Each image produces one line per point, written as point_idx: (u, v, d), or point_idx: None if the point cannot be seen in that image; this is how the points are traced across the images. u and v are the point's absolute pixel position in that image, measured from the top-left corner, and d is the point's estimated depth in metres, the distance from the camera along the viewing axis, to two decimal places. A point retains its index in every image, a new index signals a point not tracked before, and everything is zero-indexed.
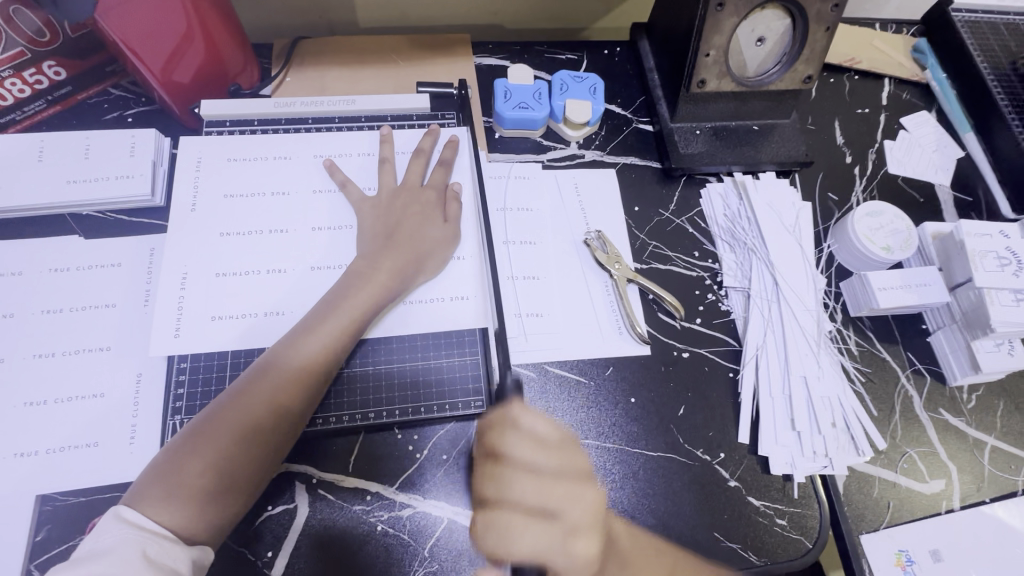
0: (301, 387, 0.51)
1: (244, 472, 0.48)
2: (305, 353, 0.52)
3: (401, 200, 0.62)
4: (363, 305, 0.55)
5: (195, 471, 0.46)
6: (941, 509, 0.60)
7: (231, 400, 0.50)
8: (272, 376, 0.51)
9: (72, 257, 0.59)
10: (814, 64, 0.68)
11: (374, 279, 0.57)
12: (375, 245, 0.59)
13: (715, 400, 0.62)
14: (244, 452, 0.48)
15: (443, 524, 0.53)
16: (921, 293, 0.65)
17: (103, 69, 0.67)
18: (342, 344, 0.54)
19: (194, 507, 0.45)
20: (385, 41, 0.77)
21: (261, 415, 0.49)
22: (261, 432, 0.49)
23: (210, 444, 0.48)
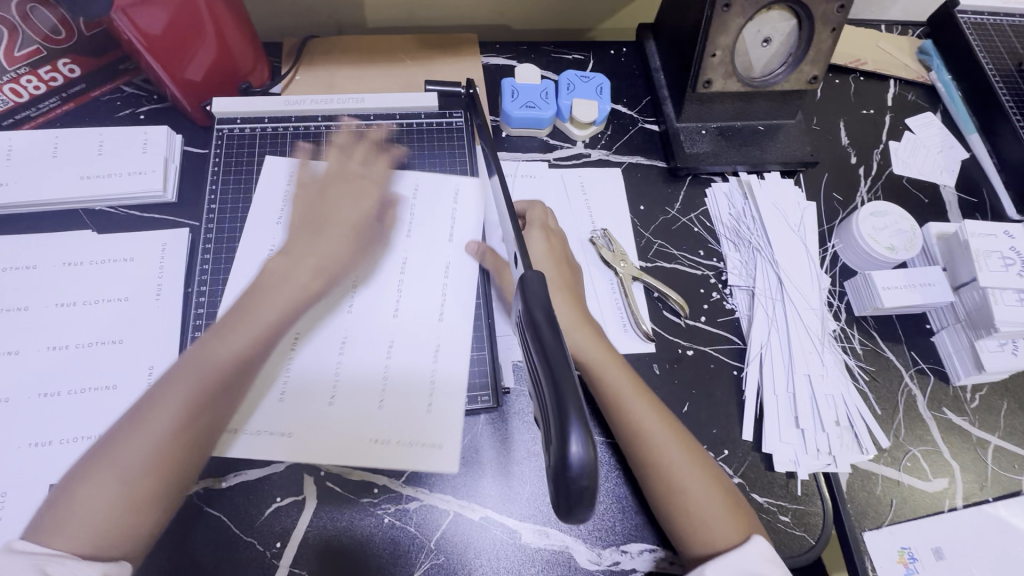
0: (204, 397, 0.49)
1: (147, 487, 0.46)
2: (207, 362, 0.50)
3: (401, 206, 0.64)
4: (265, 311, 0.54)
5: (93, 492, 0.45)
6: (944, 508, 0.60)
7: (134, 415, 0.48)
8: (175, 389, 0.49)
9: (85, 252, 0.60)
10: (819, 65, 0.69)
11: (286, 284, 0.56)
12: (297, 241, 0.58)
13: (719, 397, 0.62)
14: (147, 467, 0.46)
15: (449, 517, 0.54)
16: (925, 292, 0.66)
17: (116, 67, 0.68)
18: (225, 343, 0.52)
19: (95, 528, 0.44)
20: (394, 40, 0.77)
21: (162, 428, 0.47)
22: (163, 445, 0.47)
23: (121, 455, 0.46)
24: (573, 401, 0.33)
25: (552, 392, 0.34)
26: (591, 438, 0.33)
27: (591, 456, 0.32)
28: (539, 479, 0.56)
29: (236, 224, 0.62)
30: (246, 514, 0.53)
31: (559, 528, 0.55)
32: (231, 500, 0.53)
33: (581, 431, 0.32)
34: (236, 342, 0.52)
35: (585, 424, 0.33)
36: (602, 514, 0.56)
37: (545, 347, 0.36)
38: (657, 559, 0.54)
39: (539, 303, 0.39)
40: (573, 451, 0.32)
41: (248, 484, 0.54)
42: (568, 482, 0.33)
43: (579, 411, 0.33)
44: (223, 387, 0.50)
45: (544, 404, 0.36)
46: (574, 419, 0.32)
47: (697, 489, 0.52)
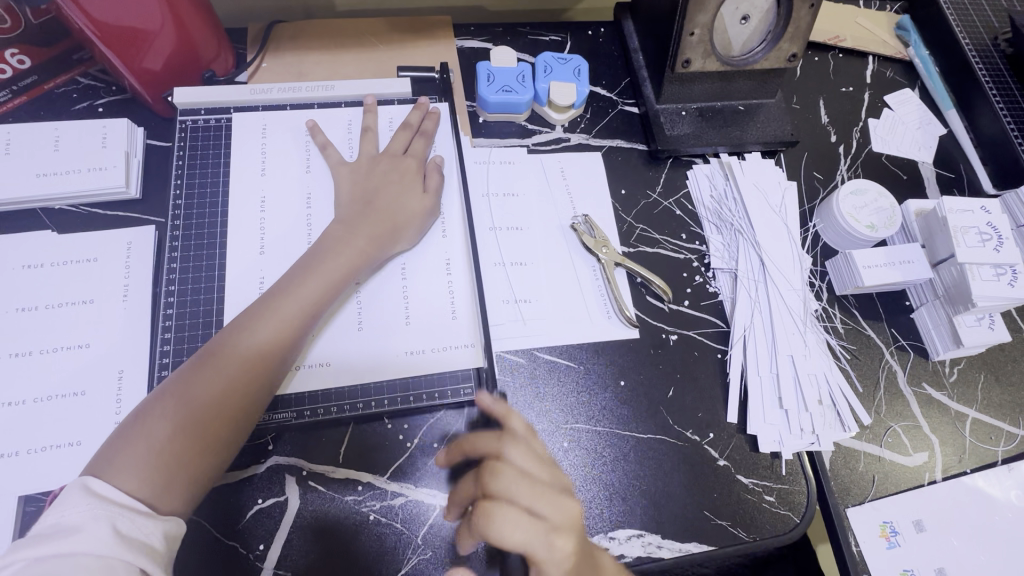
0: (274, 356, 0.50)
1: (217, 433, 0.46)
2: (276, 322, 0.51)
3: (378, 169, 0.61)
4: (332, 271, 0.54)
5: (163, 433, 0.44)
6: (924, 481, 0.61)
7: (203, 365, 0.48)
8: (244, 342, 0.49)
9: (45, 252, 0.57)
10: (799, 41, 0.67)
11: (350, 249, 0.55)
12: (352, 211, 0.58)
13: (703, 380, 0.62)
14: (218, 413, 0.46)
15: (435, 512, 0.54)
16: (905, 270, 0.66)
17: (70, 57, 0.65)
18: (296, 309, 0.52)
19: (163, 467, 0.43)
20: (363, 25, 0.75)
21: (233, 380, 0.47)
22: (230, 395, 0.47)
23: (178, 408, 0.45)
24: None
25: None
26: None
27: None
28: None
29: (204, 220, 0.60)
30: (227, 518, 0.52)
31: None
32: (209, 506, 0.51)
33: None
34: (302, 307, 0.52)
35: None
36: (590, 500, 0.56)
37: None
38: (646, 543, 0.55)
39: None
40: None
41: (225, 488, 0.52)
42: None
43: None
44: (296, 345, 0.51)
45: None
46: None
47: None
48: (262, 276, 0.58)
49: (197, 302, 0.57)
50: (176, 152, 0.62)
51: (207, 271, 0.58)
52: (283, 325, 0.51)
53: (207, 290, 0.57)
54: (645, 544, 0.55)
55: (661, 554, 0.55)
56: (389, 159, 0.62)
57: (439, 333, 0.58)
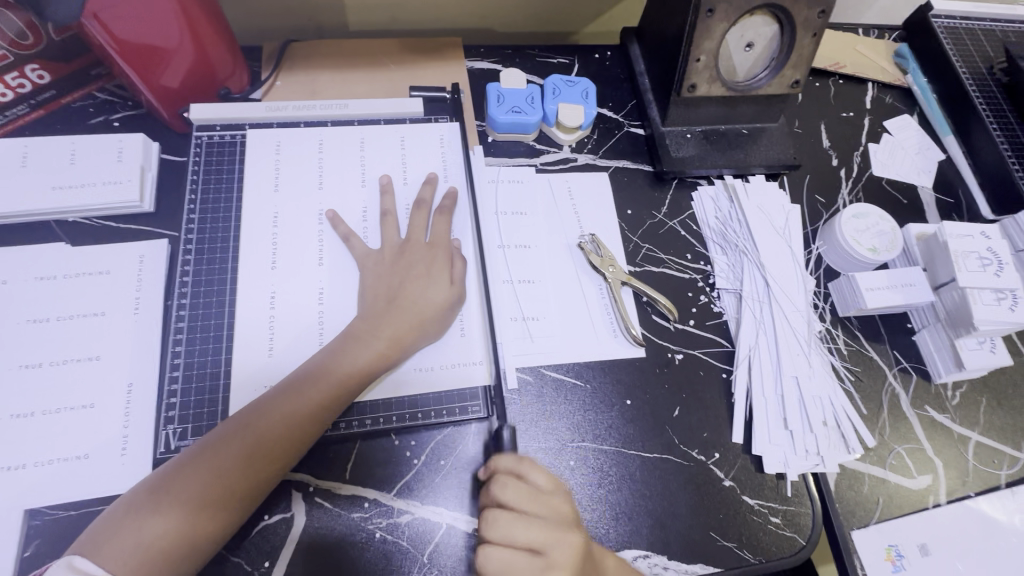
0: (274, 456, 0.49)
1: (205, 527, 0.46)
2: (285, 419, 0.50)
3: (403, 257, 0.60)
4: (348, 372, 0.53)
5: (149, 533, 0.45)
6: (928, 504, 0.61)
7: (208, 456, 0.48)
8: (239, 446, 0.49)
9: (57, 264, 0.58)
10: (801, 69, 0.69)
11: (369, 350, 0.54)
12: (375, 307, 0.56)
13: (708, 401, 0.63)
14: (205, 517, 0.46)
15: (442, 530, 0.53)
16: (907, 293, 0.67)
17: (88, 72, 0.66)
18: (306, 413, 0.51)
19: (146, 559, 0.44)
20: (376, 45, 0.76)
21: (227, 476, 0.48)
22: (223, 494, 0.47)
23: (172, 500, 0.46)
24: None
25: None
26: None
27: None
28: None
29: (217, 235, 0.60)
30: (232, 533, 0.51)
31: None
32: None
33: None
34: (316, 404, 0.51)
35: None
36: (596, 520, 0.56)
37: None
38: (651, 564, 0.54)
39: None
40: None
41: None
42: None
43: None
44: (299, 447, 0.51)
45: None
46: None
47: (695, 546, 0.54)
48: (274, 292, 0.58)
49: (208, 316, 0.57)
50: (190, 167, 0.63)
51: (219, 285, 0.58)
52: (291, 424, 0.50)
53: (218, 305, 0.58)
54: (651, 564, 0.54)
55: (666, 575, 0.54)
56: (416, 247, 0.60)
57: (449, 351, 0.59)
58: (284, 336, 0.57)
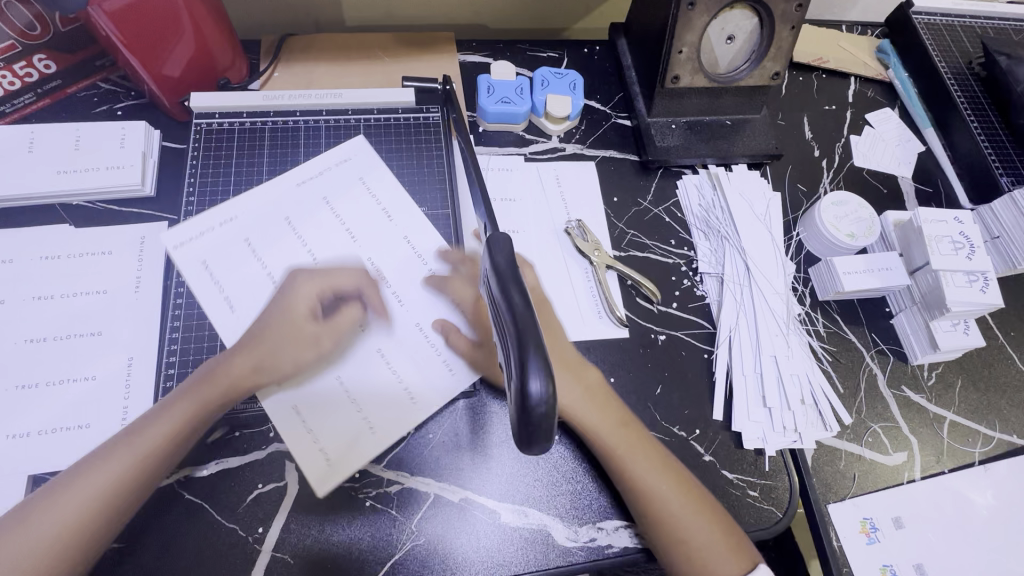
0: (173, 440, 0.49)
1: (96, 518, 0.45)
2: (183, 405, 0.50)
3: (345, 246, 0.60)
4: (244, 351, 0.52)
5: (38, 525, 0.44)
6: (903, 480, 0.63)
7: (109, 443, 0.48)
8: (127, 439, 0.48)
9: (62, 245, 0.60)
10: (781, 61, 0.72)
11: (279, 325, 0.53)
12: (299, 290, 0.54)
13: (690, 379, 0.65)
14: (94, 506, 0.45)
15: (430, 499, 0.55)
16: (884, 277, 0.69)
17: (93, 63, 0.69)
18: (199, 402, 0.51)
19: (38, 555, 0.43)
20: (372, 38, 0.79)
21: (126, 464, 0.47)
22: (120, 481, 0.47)
23: (61, 495, 0.45)
24: (535, 340, 0.34)
25: (517, 337, 0.34)
26: (551, 374, 0.33)
27: (552, 391, 0.33)
28: (517, 459, 0.58)
29: None
30: (227, 500, 0.53)
31: (538, 507, 0.56)
32: (211, 487, 0.54)
33: (544, 369, 0.33)
34: (206, 392, 0.51)
35: (544, 360, 0.33)
36: (579, 492, 0.58)
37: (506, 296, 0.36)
38: (633, 534, 0.56)
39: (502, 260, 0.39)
40: (533, 387, 0.33)
41: (228, 470, 0.54)
42: (529, 416, 0.33)
43: (539, 348, 0.33)
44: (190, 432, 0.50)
45: (507, 350, 0.37)
46: (535, 357, 0.33)
47: (666, 495, 0.53)
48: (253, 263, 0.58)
49: None
50: (190, 153, 0.65)
51: None
52: (189, 408, 0.50)
53: None
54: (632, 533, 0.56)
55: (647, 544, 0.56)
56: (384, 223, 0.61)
57: None
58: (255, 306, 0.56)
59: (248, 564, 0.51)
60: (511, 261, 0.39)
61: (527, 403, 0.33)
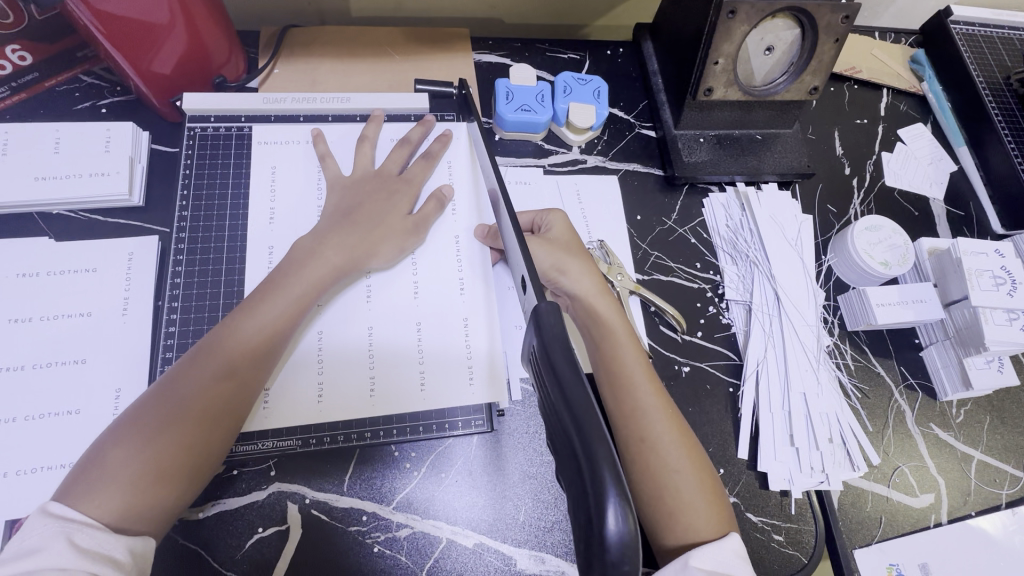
0: (244, 372, 0.48)
1: (178, 462, 0.43)
2: (249, 337, 0.49)
3: (370, 183, 0.60)
4: (305, 287, 0.52)
5: (123, 460, 0.42)
6: (930, 523, 0.61)
7: (173, 378, 0.46)
8: (201, 371, 0.46)
9: (42, 260, 0.55)
10: (820, 75, 0.67)
11: (325, 259, 0.54)
12: (333, 222, 0.57)
13: (715, 416, 0.62)
14: (177, 439, 0.43)
15: (441, 545, 0.52)
16: (918, 310, 0.66)
17: (74, 54, 0.62)
18: (270, 336, 0.50)
19: (126, 499, 0.41)
20: (380, 33, 0.73)
21: (201, 399, 0.45)
22: (198, 417, 0.45)
23: (139, 429, 0.43)
24: (609, 459, 0.30)
25: (590, 459, 0.30)
26: (630, 508, 0.29)
27: (632, 527, 0.29)
28: (534, 501, 0.55)
29: (211, 234, 0.58)
30: (225, 546, 0.50)
31: (555, 552, 0.53)
32: (207, 532, 0.50)
33: (619, 500, 0.29)
34: (270, 325, 0.50)
35: (622, 489, 0.30)
36: None
37: (570, 397, 0.32)
38: None
39: (555, 342, 0.36)
40: (610, 525, 0.29)
41: (225, 513, 0.50)
42: (606, 563, 0.29)
43: (615, 473, 0.30)
44: (260, 371, 0.49)
45: (569, 458, 0.33)
46: (610, 487, 0.29)
47: (674, 453, 0.51)
48: (271, 247, 0.58)
49: (201, 318, 0.54)
50: (183, 160, 0.60)
51: (212, 288, 0.56)
52: (253, 342, 0.49)
53: (211, 308, 0.55)
54: None
55: None
56: (398, 222, 0.58)
57: (452, 366, 0.56)
58: None
59: None
60: (571, 355, 0.35)
61: (602, 540, 0.29)
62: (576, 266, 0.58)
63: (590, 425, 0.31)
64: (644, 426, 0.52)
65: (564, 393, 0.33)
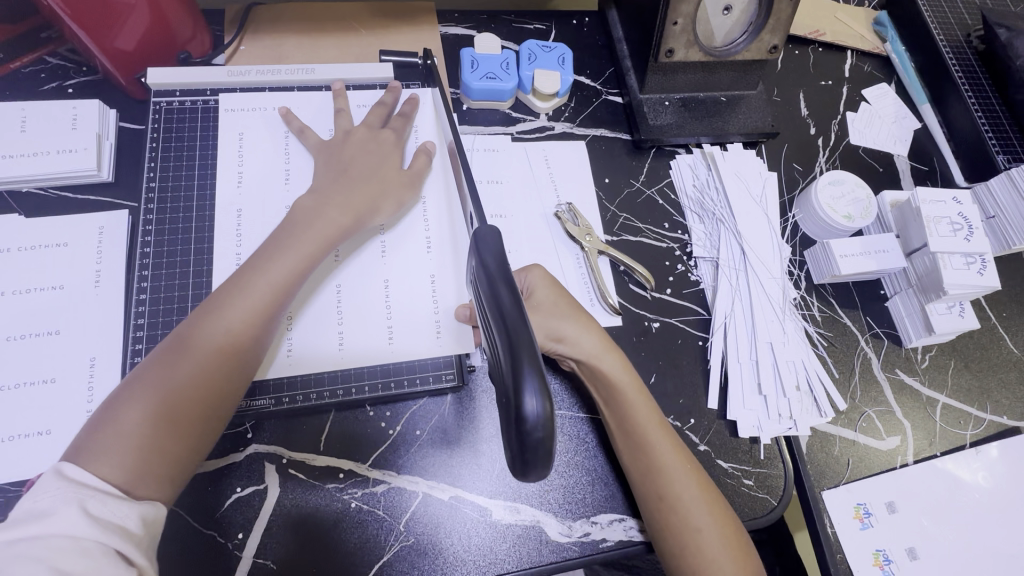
0: (252, 332, 0.48)
1: (191, 420, 0.44)
2: (254, 298, 0.49)
3: (348, 143, 0.60)
4: (309, 248, 0.52)
5: (135, 421, 0.42)
6: (896, 464, 0.63)
7: (179, 340, 0.46)
8: (209, 332, 0.47)
9: (13, 236, 0.55)
10: (778, 34, 0.68)
11: (327, 218, 0.54)
12: (328, 182, 0.56)
13: (685, 368, 0.63)
14: (189, 399, 0.44)
15: (418, 499, 0.53)
16: (880, 259, 0.67)
17: (38, 35, 0.63)
18: (277, 296, 0.50)
19: (141, 458, 0.42)
20: (345, 9, 0.73)
21: (205, 364, 0.45)
22: (208, 380, 0.45)
23: (150, 390, 0.44)
24: (530, 354, 0.32)
25: (511, 353, 0.32)
26: (547, 390, 0.32)
27: (547, 409, 0.31)
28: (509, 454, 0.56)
29: (180, 205, 0.58)
30: (204, 506, 0.51)
31: (529, 502, 0.55)
32: (185, 494, 0.50)
33: (537, 385, 0.31)
34: (276, 283, 0.50)
35: (540, 376, 0.31)
36: (572, 486, 0.56)
37: (500, 301, 0.34)
38: (627, 527, 0.55)
39: (491, 251, 0.37)
40: (528, 406, 0.31)
41: (203, 475, 0.51)
42: (524, 436, 0.32)
43: (533, 362, 0.31)
44: (268, 332, 0.49)
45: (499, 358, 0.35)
46: (529, 374, 0.31)
47: (693, 502, 0.52)
48: (240, 210, 0.59)
49: (173, 286, 0.55)
50: (150, 135, 0.60)
51: (183, 257, 0.56)
52: (258, 302, 0.49)
53: (182, 275, 0.56)
54: (626, 527, 0.55)
55: (642, 537, 0.55)
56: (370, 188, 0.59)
57: (421, 323, 0.57)
58: None
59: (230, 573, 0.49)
60: (502, 262, 0.36)
61: (523, 422, 0.31)
62: (572, 325, 0.56)
63: (515, 325, 0.32)
64: (664, 484, 0.52)
65: (494, 297, 0.34)
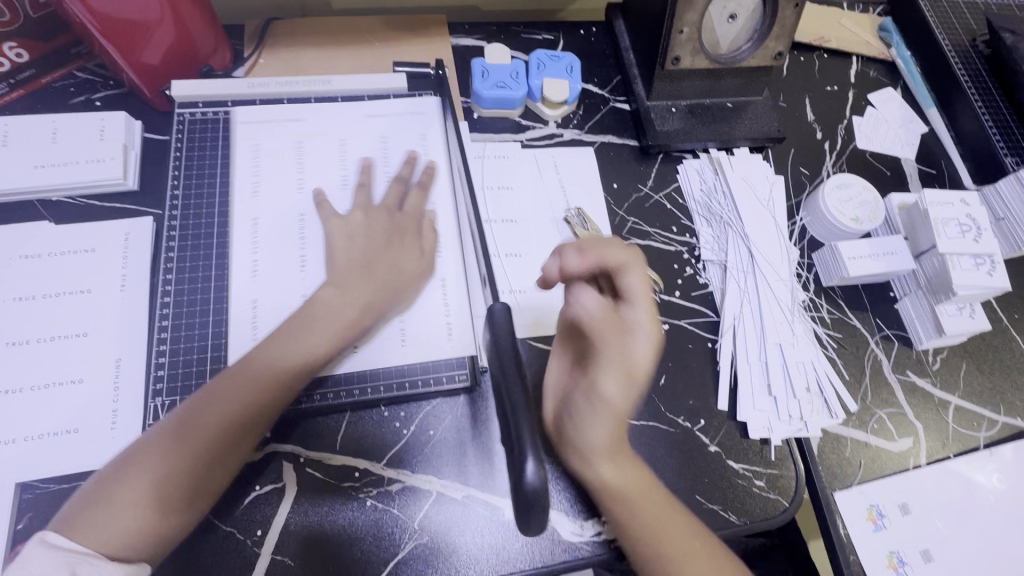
0: (241, 420, 0.50)
1: (171, 500, 0.47)
2: (248, 385, 0.51)
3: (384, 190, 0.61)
4: (309, 342, 0.53)
5: (123, 501, 0.46)
6: (908, 465, 0.62)
7: (174, 420, 0.49)
8: (201, 416, 0.49)
9: (44, 243, 0.58)
10: (783, 41, 0.70)
11: (333, 316, 0.55)
12: (343, 274, 0.57)
13: (695, 369, 0.63)
14: (171, 481, 0.47)
15: (432, 497, 0.54)
16: (889, 261, 0.68)
17: (69, 51, 0.66)
18: (272, 386, 0.51)
19: (119, 536, 0.45)
20: (359, 23, 0.76)
21: (193, 450, 0.48)
22: (192, 462, 0.48)
23: (140, 468, 0.47)
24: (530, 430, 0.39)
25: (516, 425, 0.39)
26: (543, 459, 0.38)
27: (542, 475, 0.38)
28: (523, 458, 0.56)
29: (202, 212, 0.60)
30: (223, 505, 0.52)
31: None
32: None
33: (534, 457, 0.38)
34: (273, 372, 0.51)
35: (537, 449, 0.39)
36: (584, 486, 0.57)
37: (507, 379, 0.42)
38: None
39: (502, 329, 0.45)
40: (527, 473, 0.38)
41: None
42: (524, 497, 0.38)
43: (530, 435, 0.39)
44: (258, 420, 0.51)
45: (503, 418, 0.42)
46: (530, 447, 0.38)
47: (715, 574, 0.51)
48: (259, 216, 0.60)
49: (194, 290, 0.57)
50: (173, 145, 0.63)
51: (204, 262, 0.58)
52: (251, 389, 0.51)
53: (204, 279, 0.58)
54: None
55: None
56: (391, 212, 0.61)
57: (433, 326, 0.59)
58: (269, 299, 0.57)
59: (247, 569, 0.50)
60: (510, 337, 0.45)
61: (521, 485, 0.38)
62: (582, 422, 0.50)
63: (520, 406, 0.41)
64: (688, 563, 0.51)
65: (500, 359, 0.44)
